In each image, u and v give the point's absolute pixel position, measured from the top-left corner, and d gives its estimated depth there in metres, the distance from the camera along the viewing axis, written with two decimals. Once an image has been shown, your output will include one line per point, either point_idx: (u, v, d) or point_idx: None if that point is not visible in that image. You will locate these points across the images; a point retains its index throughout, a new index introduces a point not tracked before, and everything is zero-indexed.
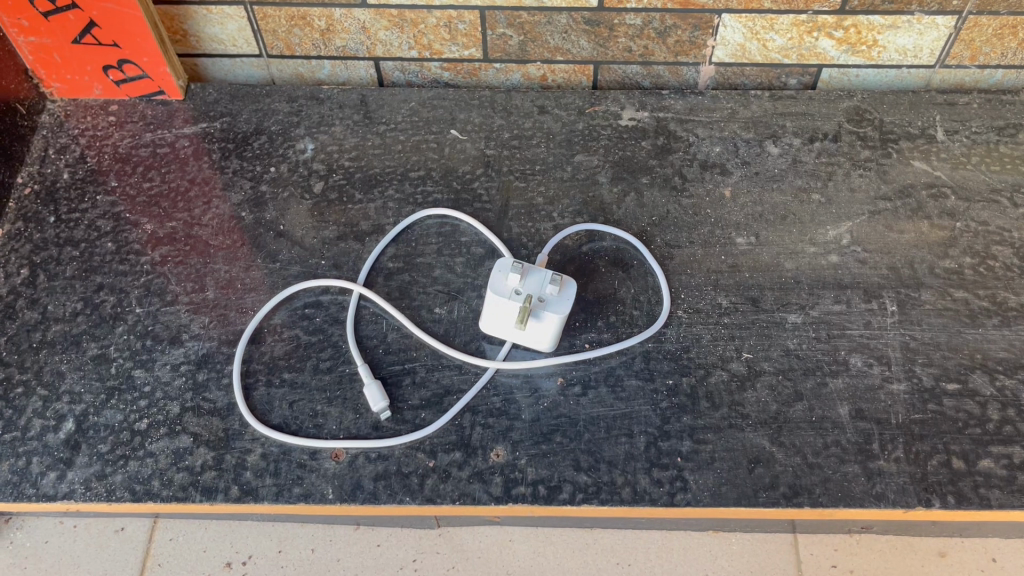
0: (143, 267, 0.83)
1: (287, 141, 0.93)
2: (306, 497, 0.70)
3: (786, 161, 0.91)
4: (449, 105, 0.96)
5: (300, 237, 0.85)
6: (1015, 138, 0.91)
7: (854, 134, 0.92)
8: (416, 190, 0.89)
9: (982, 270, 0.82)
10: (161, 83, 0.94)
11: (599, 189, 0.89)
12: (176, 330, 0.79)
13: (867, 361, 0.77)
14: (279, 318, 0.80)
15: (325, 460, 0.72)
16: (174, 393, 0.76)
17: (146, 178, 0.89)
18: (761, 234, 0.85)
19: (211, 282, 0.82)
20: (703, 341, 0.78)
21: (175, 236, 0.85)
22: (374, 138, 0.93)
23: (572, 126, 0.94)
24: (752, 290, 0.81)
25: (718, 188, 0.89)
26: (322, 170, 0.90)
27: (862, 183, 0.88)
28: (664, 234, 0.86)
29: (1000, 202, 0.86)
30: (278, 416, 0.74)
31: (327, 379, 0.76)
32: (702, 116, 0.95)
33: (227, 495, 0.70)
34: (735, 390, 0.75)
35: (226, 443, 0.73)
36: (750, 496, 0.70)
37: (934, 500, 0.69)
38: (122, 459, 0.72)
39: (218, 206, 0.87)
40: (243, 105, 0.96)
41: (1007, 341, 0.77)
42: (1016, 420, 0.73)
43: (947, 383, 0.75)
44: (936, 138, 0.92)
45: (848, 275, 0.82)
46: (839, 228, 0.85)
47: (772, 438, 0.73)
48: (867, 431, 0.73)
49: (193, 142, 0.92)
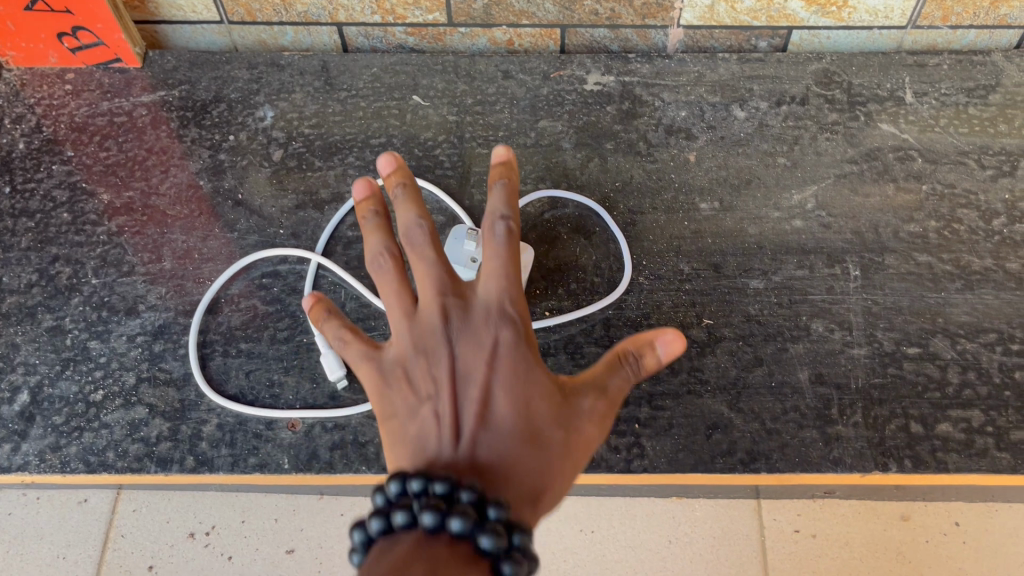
0: (99, 238, 0.82)
1: (247, 108, 0.91)
2: (262, 467, 0.70)
3: (752, 125, 0.89)
4: (412, 70, 0.94)
5: (258, 206, 0.84)
6: (985, 100, 0.90)
7: (822, 97, 0.91)
8: (377, 157, 0.87)
9: (947, 233, 0.81)
10: (118, 51, 0.92)
11: (563, 155, 0.88)
12: (133, 301, 0.79)
13: (828, 327, 0.76)
14: (237, 288, 0.79)
15: (281, 430, 0.72)
16: (130, 363, 0.75)
17: (103, 147, 0.88)
18: (725, 200, 0.84)
19: (168, 253, 0.81)
20: (664, 308, 0.78)
21: (132, 206, 0.84)
22: (335, 104, 0.91)
23: (536, 91, 0.92)
24: (715, 256, 0.80)
25: (683, 153, 0.88)
26: (282, 138, 0.89)
27: (829, 147, 0.87)
28: (627, 200, 0.85)
29: (967, 164, 0.86)
30: (234, 386, 0.74)
31: (284, 348, 0.76)
32: (669, 79, 0.93)
33: (183, 465, 0.71)
34: (696, 356, 0.75)
35: (182, 414, 0.73)
36: (706, 462, 0.70)
37: (891, 464, 0.69)
38: (77, 431, 0.72)
39: (175, 174, 0.86)
40: (202, 72, 0.94)
41: (970, 305, 0.77)
42: (975, 384, 0.73)
43: (908, 346, 0.75)
44: (905, 101, 0.90)
45: (812, 240, 0.81)
46: (803, 192, 0.84)
47: (730, 404, 0.73)
48: (826, 396, 0.73)
49: (151, 109, 0.91)
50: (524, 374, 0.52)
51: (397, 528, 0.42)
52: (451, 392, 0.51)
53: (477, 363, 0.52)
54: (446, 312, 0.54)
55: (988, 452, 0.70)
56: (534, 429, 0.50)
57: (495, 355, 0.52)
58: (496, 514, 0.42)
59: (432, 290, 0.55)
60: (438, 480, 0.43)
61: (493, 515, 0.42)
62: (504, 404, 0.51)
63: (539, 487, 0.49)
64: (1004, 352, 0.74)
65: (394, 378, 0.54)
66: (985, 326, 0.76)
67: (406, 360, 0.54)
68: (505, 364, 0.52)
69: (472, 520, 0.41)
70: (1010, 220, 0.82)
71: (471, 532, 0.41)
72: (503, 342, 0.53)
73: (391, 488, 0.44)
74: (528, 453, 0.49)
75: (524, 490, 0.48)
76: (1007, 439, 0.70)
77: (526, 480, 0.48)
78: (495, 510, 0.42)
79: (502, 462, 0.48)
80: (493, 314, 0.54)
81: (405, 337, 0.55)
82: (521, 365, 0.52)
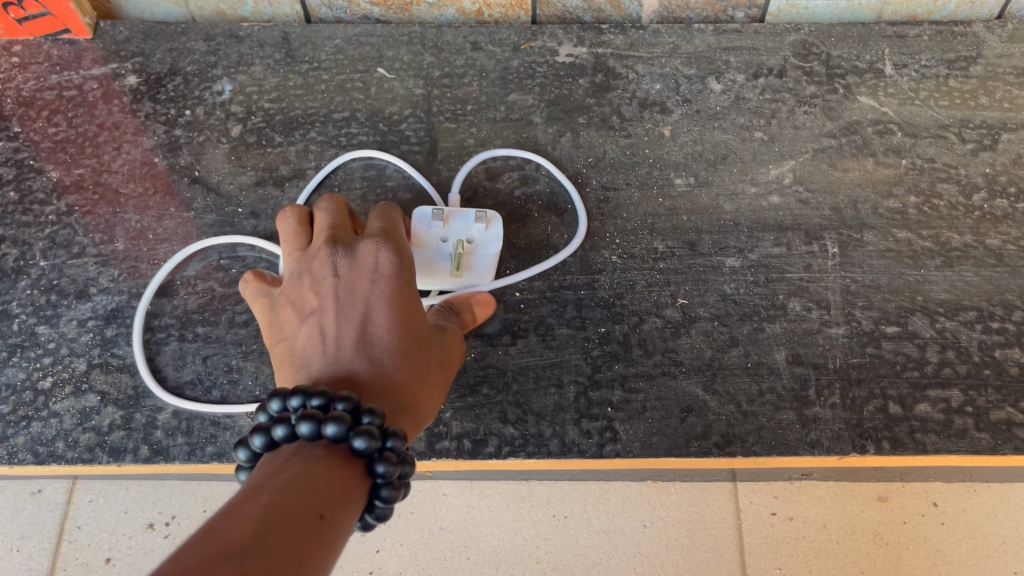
0: (48, 218, 0.78)
1: (204, 82, 0.87)
2: (220, 456, 0.68)
3: (728, 98, 0.87)
4: (377, 41, 0.90)
5: (216, 184, 0.81)
6: (966, 72, 0.88)
7: (800, 69, 0.88)
8: (340, 132, 0.84)
9: (926, 209, 0.79)
10: (67, 21, 0.88)
11: (534, 130, 0.85)
12: (83, 284, 0.75)
13: (805, 306, 0.74)
14: (193, 270, 0.76)
15: (240, 418, 0.69)
16: (80, 349, 0.72)
17: (52, 123, 0.84)
18: (700, 175, 0.82)
19: (121, 233, 0.78)
20: (638, 287, 0.75)
21: (83, 184, 0.80)
22: (296, 78, 0.88)
23: (506, 64, 0.89)
24: (690, 234, 0.78)
25: (658, 128, 0.85)
26: (240, 113, 0.85)
27: (807, 120, 0.85)
28: (600, 176, 0.82)
29: (948, 137, 0.83)
30: (190, 372, 0.71)
31: (244, 332, 0.73)
32: (643, 51, 0.90)
33: (137, 455, 0.68)
34: (670, 337, 0.73)
35: (135, 401, 0.70)
36: (681, 446, 0.68)
37: (869, 446, 0.68)
38: (25, 420, 0.69)
39: (129, 151, 0.82)
40: (156, 44, 0.90)
41: (949, 283, 0.75)
42: (955, 363, 0.71)
43: (887, 325, 0.73)
44: (884, 73, 0.88)
45: (789, 217, 0.79)
46: (781, 167, 0.82)
47: (705, 386, 0.71)
48: (803, 377, 0.71)
49: (103, 83, 0.87)
50: (404, 292, 0.60)
51: (279, 440, 0.48)
52: (334, 309, 0.58)
53: (359, 284, 0.59)
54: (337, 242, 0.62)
55: (968, 433, 0.69)
56: (407, 344, 0.57)
57: (374, 276, 0.59)
58: (370, 420, 0.48)
59: (325, 230, 0.64)
60: (314, 393, 0.48)
61: (367, 420, 0.48)
62: (383, 321, 0.57)
63: (406, 395, 0.55)
64: (983, 330, 0.73)
65: (284, 306, 0.61)
66: (965, 303, 0.74)
67: (296, 288, 0.61)
68: (384, 286, 0.59)
69: (347, 427, 0.47)
70: (990, 195, 0.80)
71: (345, 436, 0.47)
72: (381, 265, 0.60)
73: (273, 405, 0.49)
74: (404, 364, 0.56)
75: (390, 397, 0.54)
76: (987, 420, 0.69)
77: (401, 392, 0.55)
78: (370, 415, 0.48)
79: (373, 369, 0.55)
80: (375, 239, 0.62)
81: (294, 272, 0.62)
82: (397, 287, 0.59)
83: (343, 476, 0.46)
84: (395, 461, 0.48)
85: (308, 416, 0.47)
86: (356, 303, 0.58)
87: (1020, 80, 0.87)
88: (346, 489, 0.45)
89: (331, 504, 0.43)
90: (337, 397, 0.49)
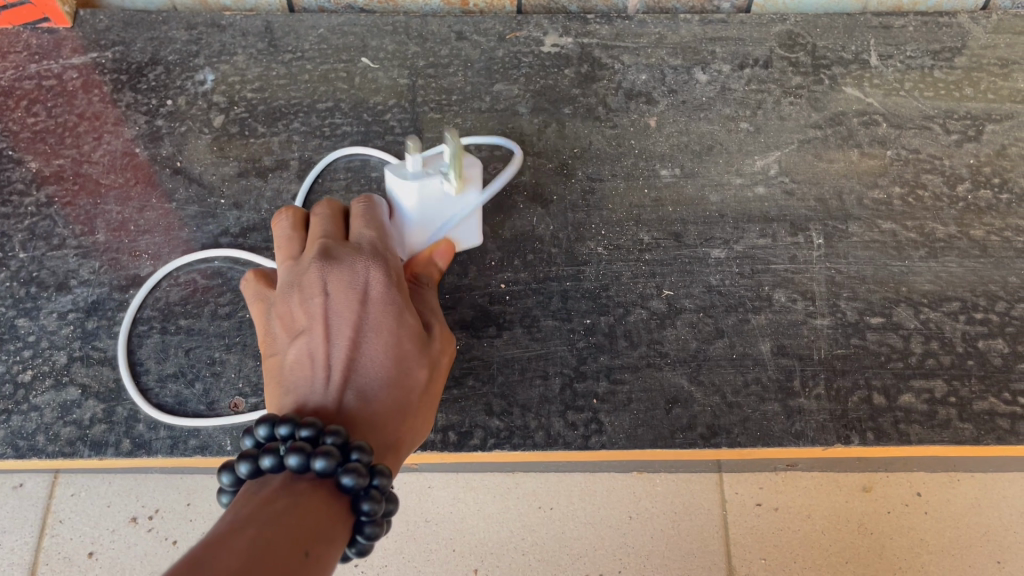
0: (27, 209, 0.77)
1: (186, 71, 0.86)
2: (203, 450, 0.67)
3: (714, 89, 0.86)
4: (361, 31, 0.90)
5: (198, 175, 0.80)
6: (951, 63, 0.88)
7: (786, 60, 0.88)
8: (324, 123, 0.83)
9: (911, 200, 0.79)
10: (46, 10, 0.87)
11: (519, 120, 0.84)
12: (64, 276, 0.74)
13: (791, 297, 0.74)
14: (175, 262, 0.75)
15: (223, 411, 0.69)
16: (61, 342, 0.71)
17: (31, 113, 0.83)
18: (686, 166, 0.82)
19: (102, 225, 0.77)
20: (623, 279, 0.75)
21: (63, 174, 0.79)
22: (279, 67, 0.87)
23: (491, 54, 0.89)
24: (675, 225, 0.78)
25: (644, 118, 0.85)
26: (222, 103, 0.84)
27: (792, 111, 0.85)
28: (586, 167, 0.81)
29: (932, 128, 0.84)
30: (173, 364, 0.70)
31: (227, 325, 0.72)
32: (629, 42, 0.89)
33: (119, 449, 0.67)
34: (655, 328, 0.73)
35: (117, 394, 0.69)
36: (666, 438, 0.68)
37: (854, 437, 0.68)
38: (5, 414, 0.68)
39: (109, 141, 0.81)
40: (137, 33, 0.89)
41: (934, 274, 0.75)
42: (939, 353, 0.71)
43: (871, 317, 0.73)
44: (870, 64, 0.88)
45: (774, 208, 0.79)
46: (766, 158, 0.82)
47: (691, 377, 0.71)
48: (788, 368, 0.71)
49: (83, 73, 0.86)
50: (395, 314, 0.58)
51: (264, 470, 0.47)
52: (323, 332, 0.56)
53: (349, 305, 0.57)
54: (328, 255, 0.60)
55: (951, 423, 0.69)
56: (398, 374, 0.55)
57: (363, 298, 0.58)
58: (358, 457, 0.47)
59: (318, 239, 0.62)
60: (305, 424, 0.48)
61: (355, 457, 0.47)
62: (372, 351, 0.56)
63: (394, 430, 0.54)
64: (967, 320, 0.73)
65: (273, 322, 0.59)
66: (949, 294, 0.74)
67: (284, 303, 0.59)
68: (374, 309, 0.57)
69: (335, 462, 0.46)
70: (974, 186, 0.80)
71: (332, 471, 0.46)
72: (371, 287, 0.58)
73: (261, 431, 0.48)
74: (394, 398, 0.55)
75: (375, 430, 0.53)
76: (970, 410, 0.69)
77: (388, 428, 0.54)
78: (358, 452, 0.47)
79: (359, 401, 0.53)
80: (366, 258, 0.60)
81: (284, 285, 0.60)
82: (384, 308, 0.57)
83: (330, 512, 0.45)
84: (379, 499, 0.47)
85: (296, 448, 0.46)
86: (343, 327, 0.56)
87: (1004, 70, 0.87)
88: (328, 527, 0.44)
89: (313, 543, 0.42)
90: (326, 429, 0.48)
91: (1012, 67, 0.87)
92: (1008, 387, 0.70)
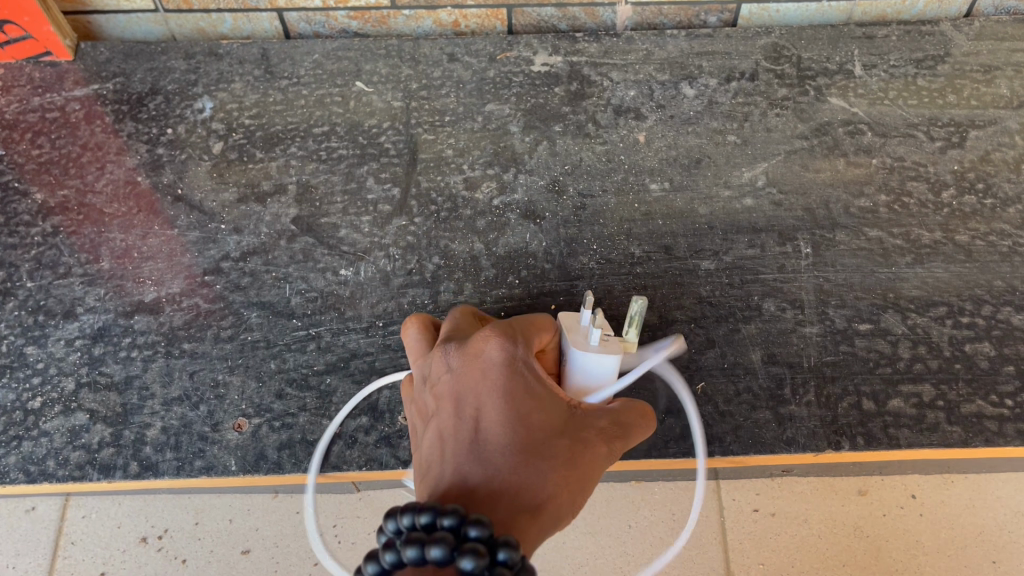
0: (34, 239, 0.80)
1: (185, 100, 0.88)
2: (208, 471, 0.69)
3: (701, 103, 0.88)
4: (355, 55, 0.92)
5: (199, 201, 0.82)
6: (934, 71, 0.89)
7: (772, 72, 0.90)
8: (320, 147, 0.85)
9: (897, 207, 0.81)
10: (47, 44, 0.89)
11: (511, 139, 0.86)
12: (70, 304, 0.76)
13: (780, 306, 0.75)
14: (177, 287, 0.77)
15: (228, 431, 0.70)
16: (69, 369, 0.73)
17: (36, 144, 0.85)
18: (675, 180, 0.83)
19: (106, 252, 0.79)
20: (616, 292, 0.77)
21: (67, 205, 0.82)
22: (276, 93, 0.89)
23: (483, 74, 0.91)
24: (665, 238, 0.80)
25: (633, 134, 0.86)
26: (221, 130, 0.86)
27: (779, 123, 0.86)
28: (577, 183, 0.83)
29: (917, 136, 0.85)
30: (178, 388, 0.72)
31: (229, 348, 0.74)
32: (617, 59, 0.92)
33: (126, 471, 0.69)
34: (647, 340, 0.74)
35: (124, 419, 0.71)
36: (660, 448, 0.70)
37: (844, 442, 0.69)
38: (15, 440, 0.70)
39: (112, 171, 0.84)
40: (137, 63, 0.91)
41: (920, 279, 0.77)
42: (927, 358, 0.73)
43: (860, 323, 0.74)
44: (854, 74, 0.89)
45: (763, 218, 0.80)
46: (754, 170, 0.84)
47: (683, 388, 0.72)
48: (778, 376, 0.72)
49: (85, 104, 0.88)
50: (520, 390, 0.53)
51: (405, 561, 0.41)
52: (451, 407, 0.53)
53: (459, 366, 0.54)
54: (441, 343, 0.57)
55: (940, 426, 0.70)
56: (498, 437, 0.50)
57: (492, 376, 0.53)
58: (477, 533, 0.41)
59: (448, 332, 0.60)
60: (443, 514, 0.42)
61: (475, 532, 0.41)
62: (493, 418, 0.51)
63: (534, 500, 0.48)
64: (954, 325, 0.74)
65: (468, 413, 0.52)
66: (936, 299, 0.75)
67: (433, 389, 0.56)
68: (508, 380, 0.53)
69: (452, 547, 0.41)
70: (959, 191, 0.81)
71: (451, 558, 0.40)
72: (535, 387, 0.54)
73: (405, 522, 0.43)
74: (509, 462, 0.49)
75: (506, 518, 0.46)
76: (958, 413, 0.70)
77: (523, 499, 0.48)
78: (477, 527, 0.42)
79: (489, 466, 0.49)
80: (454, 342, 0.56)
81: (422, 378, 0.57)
82: (525, 399, 0.52)
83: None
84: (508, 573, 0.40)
85: (413, 538, 0.42)
86: (450, 433, 0.51)
87: (986, 77, 0.89)
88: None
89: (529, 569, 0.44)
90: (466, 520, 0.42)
91: (994, 73, 0.89)
92: (995, 390, 0.71)
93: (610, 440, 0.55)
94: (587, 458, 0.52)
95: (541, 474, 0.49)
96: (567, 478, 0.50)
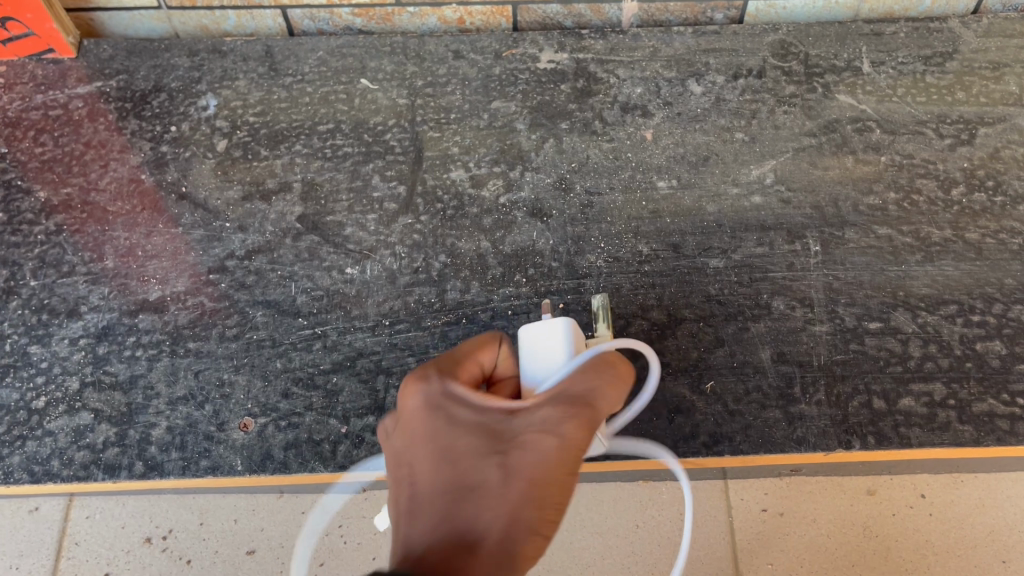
0: (37, 238, 0.79)
1: (188, 97, 0.88)
2: (214, 470, 0.68)
3: (708, 100, 0.87)
4: (359, 52, 0.91)
5: (203, 199, 0.81)
6: (942, 68, 0.89)
7: (779, 69, 0.89)
8: (325, 144, 0.85)
9: (906, 205, 0.80)
10: (50, 41, 0.89)
11: (517, 137, 0.86)
12: (74, 303, 0.76)
13: (789, 304, 0.75)
14: (182, 285, 0.77)
15: (234, 431, 0.70)
16: (73, 368, 0.73)
17: (39, 142, 0.85)
18: (683, 178, 0.83)
19: (110, 251, 0.78)
20: (624, 291, 0.76)
21: (71, 203, 0.81)
22: (280, 91, 0.88)
23: (488, 71, 0.90)
24: (673, 236, 0.79)
25: (640, 131, 0.86)
26: (225, 127, 0.86)
27: (787, 120, 0.86)
28: (584, 181, 0.83)
29: (925, 133, 0.85)
30: (183, 388, 0.72)
31: (234, 347, 0.73)
32: (624, 56, 0.91)
33: (132, 471, 0.68)
34: (656, 339, 0.74)
35: (129, 418, 0.70)
36: (669, 447, 0.69)
37: (855, 441, 0.69)
38: (19, 440, 0.70)
39: (115, 169, 0.83)
40: (140, 60, 0.91)
41: (931, 277, 0.76)
42: (938, 356, 0.72)
43: (870, 322, 0.74)
44: (862, 71, 0.89)
45: (771, 216, 0.80)
46: (762, 167, 0.83)
47: (692, 387, 0.71)
48: (788, 374, 0.72)
49: (88, 102, 0.87)
50: (447, 435, 0.51)
51: None
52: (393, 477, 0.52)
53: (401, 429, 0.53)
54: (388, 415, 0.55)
55: (951, 425, 0.69)
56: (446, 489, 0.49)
57: (424, 433, 0.52)
58: None
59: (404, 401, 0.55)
60: None
61: None
62: (429, 478, 0.50)
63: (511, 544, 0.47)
64: (964, 323, 0.74)
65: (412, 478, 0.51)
66: (946, 298, 0.75)
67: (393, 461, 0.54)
68: (440, 427, 0.51)
69: None
70: (968, 189, 0.81)
71: None
72: (462, 418, 0.52)
73: None
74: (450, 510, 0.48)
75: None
76: (969, 412, 0.70)
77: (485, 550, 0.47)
78: None
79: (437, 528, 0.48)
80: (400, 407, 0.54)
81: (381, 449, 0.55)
82: (455, 443, 0.51)
83: None
84: None
85: None
86: (395, 504, 0.51)
87: (995, 73, 0.88)
88: None
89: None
90: None
91: (1003, 70, 0.88)
92: (1006, 388, 0.71)
93: (578, 430, 0.50)
94: (536, 453, 0.50)
95: (482, 510, 0.48)
96: (513, 497, 0.48)
